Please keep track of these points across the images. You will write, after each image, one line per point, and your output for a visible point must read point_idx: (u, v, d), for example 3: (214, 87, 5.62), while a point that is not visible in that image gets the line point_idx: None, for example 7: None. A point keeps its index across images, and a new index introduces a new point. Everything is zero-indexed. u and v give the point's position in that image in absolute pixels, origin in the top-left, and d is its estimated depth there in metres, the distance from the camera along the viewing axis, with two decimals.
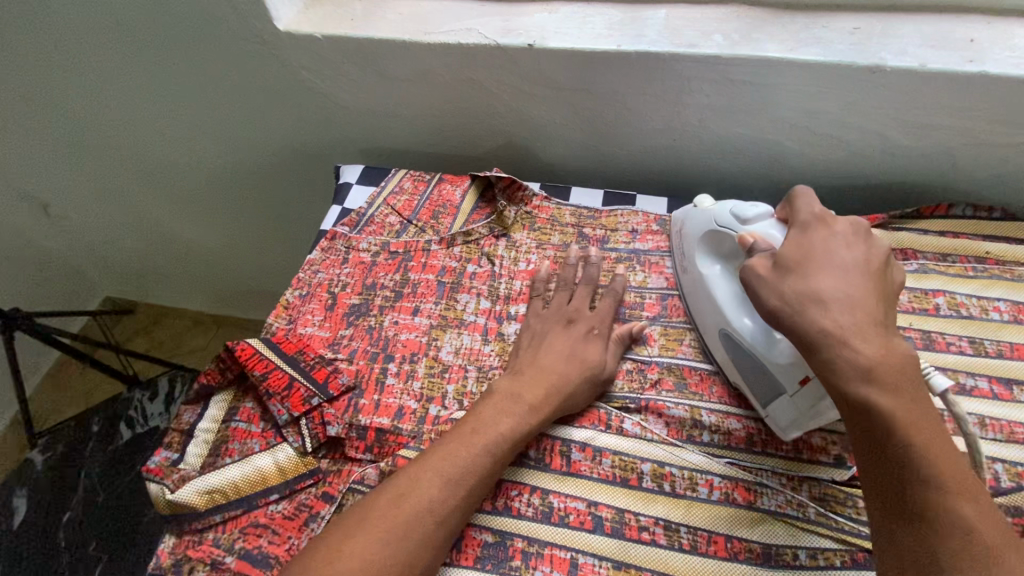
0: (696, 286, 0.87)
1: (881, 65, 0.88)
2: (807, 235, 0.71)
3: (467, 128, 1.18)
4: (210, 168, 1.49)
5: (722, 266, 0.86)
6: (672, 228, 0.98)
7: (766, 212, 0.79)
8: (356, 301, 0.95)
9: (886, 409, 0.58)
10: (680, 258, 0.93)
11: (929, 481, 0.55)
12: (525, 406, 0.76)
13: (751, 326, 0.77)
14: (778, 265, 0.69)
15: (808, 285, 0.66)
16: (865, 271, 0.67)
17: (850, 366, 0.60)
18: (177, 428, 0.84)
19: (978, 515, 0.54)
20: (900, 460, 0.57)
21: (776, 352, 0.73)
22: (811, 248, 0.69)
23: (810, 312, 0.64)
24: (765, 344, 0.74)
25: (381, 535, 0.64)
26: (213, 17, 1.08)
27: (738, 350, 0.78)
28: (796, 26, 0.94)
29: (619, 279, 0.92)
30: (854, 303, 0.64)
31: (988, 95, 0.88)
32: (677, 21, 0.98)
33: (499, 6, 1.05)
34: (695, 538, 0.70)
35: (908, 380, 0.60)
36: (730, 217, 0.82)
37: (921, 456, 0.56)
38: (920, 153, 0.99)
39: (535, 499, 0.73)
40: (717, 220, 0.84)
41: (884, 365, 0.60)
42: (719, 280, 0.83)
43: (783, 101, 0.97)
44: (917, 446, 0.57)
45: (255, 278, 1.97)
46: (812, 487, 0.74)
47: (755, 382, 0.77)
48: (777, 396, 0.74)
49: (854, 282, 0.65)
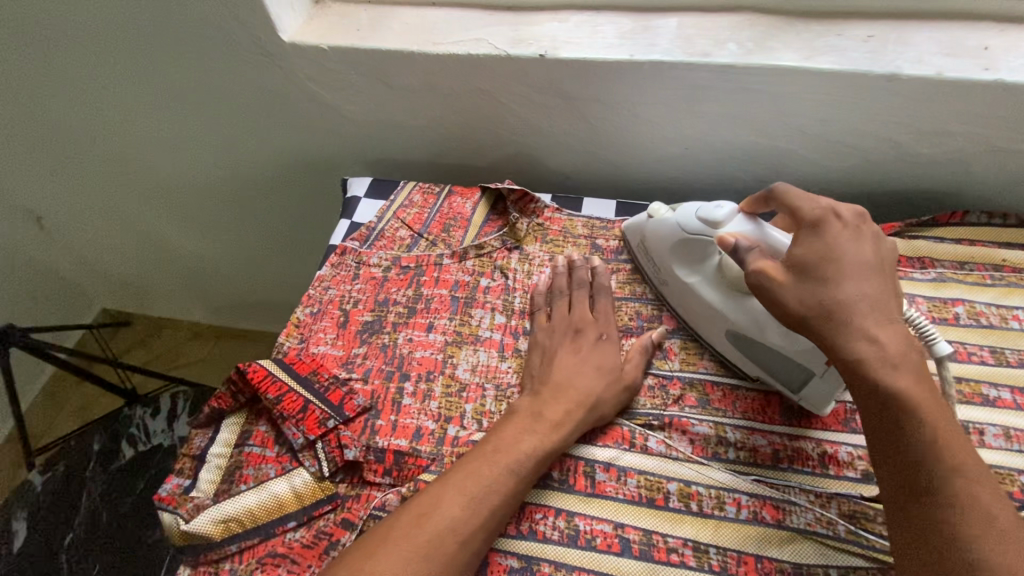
0: (683, 295, 0.88)
1: (897, 74, 0.87)
2: (826, 232, 0.70)
3: (475, 138, 1.16)
4: (211, 180, 1.46)
5: (698, 268, 0.85)
6: (629, 236, 0.97)
7: (731, 210, 0.78)
8: (369, 318, 0.93)
9: (902, 397, 0.59)
10: (653, 269, 0.92)
11: (949, 463, 0.56)
12: (547, 424, 0.75)
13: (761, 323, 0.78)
14: (798, 269, 0.68)
15: (829, 290, 0.65)
16: (881, 269, 0.67)
17: (872, 362, 0.61)
18: (188, 452, 0.82)
19: (993, 496, 0.55)
20: (916, 447, 0.58)
21: (797, 341, 0.74)
22: (831, 247, 0.68)
23: (834, 320, 0.64)
24: (783, 337, 0.75)
25: (405, 560, 0.63)
26: (215, 28, 1.05)
27: (752, 345, 0.80)
28: (810, 35, 0.94)
29: (603, 272, 0.93)
30: (873, 305, 0.64)
31: (1004, 103, 0.87)
32: (689, 30, 0.97)
33: (508, 15, 1.03)
34: (724, 559, 0.69)
35: (922, 369, 0.61)
36: (697, 223, 0.81)
37: (934, 441, 0.57)
38: (934, 160, 0.98)
39: (560, 522, 0.72)
40: (683, 230, 0.83)
41: (902, 355, 0.61)
42: (708, 288, 0.83)
43: (798, 110, 0.96)
44: (932, 432, 0.57)
45: (255, 289, 1.94)
46: (841, 504, 0.72)
47: (777, 371, 0.79)
48: (806, 379, 0.76)
49: (872, 283, 0.66)
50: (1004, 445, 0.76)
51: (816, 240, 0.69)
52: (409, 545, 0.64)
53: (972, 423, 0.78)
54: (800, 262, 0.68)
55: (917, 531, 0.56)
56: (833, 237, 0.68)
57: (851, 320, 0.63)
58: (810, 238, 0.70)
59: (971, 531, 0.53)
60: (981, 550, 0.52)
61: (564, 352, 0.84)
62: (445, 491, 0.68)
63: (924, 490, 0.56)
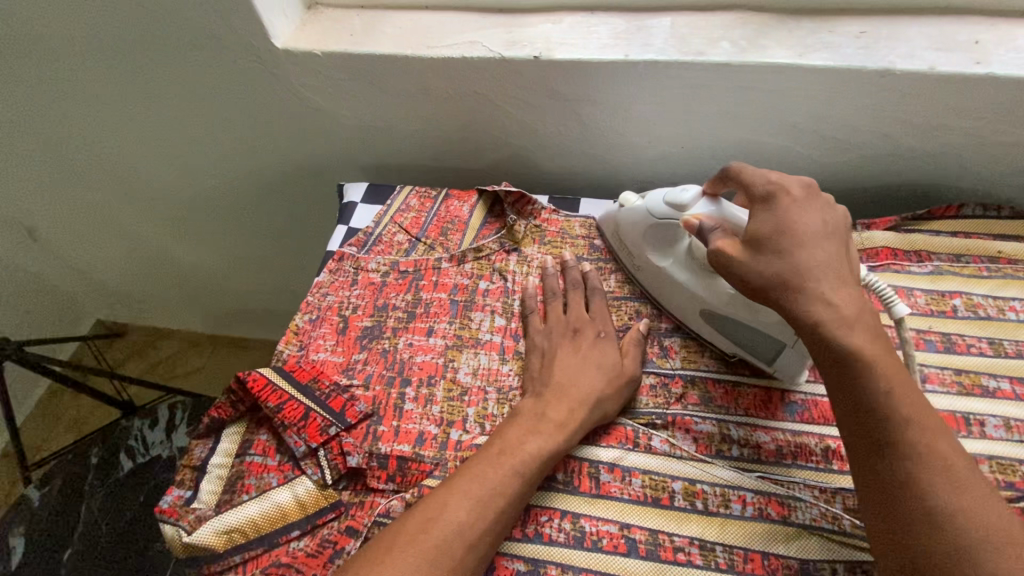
0: (657, 279, 0.90)
1: (890, 69, 0.88)
2: (774, 206, 0.70)
3: (471, 141, 1.16)
4: (206, 188, 1.45)
5: (670, 251, 0.87)
6: (605, 225, 0.99)
7: (694, 192, 0.81)
8: (368, 324, 0.93)
9: (862, 357, 0.60)
10: (629, 256, 0.94)
11: (909, 421, 0.57)
12: (550, 424, 0.74)
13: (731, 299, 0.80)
14: (754, 245, 0.68)
15: (787, 260, 0.66)
16: (831, 234, 0.68)
17: (832, 325, 0.62)
18: (188, 463, 0.81)
19: (950, 447, 0.56)
20: (877, 406, 0.58)
21: (765, 314, 0.76)
22: (783, 219, 0.69)
23: (795, 288, 0.64)
24: (752, 310, 0.77)
25: (413, 564, 0.62)
26: (208, 36, 1.05)
27: (726, 320, 0.82)
28: (802, 32, 0.94)
29: (593, 275, 0.94)
30: (830, 269, 0.65)
31: (996, 96, 0.88)
32: (683, 29, 0.97)
33: (501, 17, 1.04)
34: (731, 557, 0.69)
35: (876, 328, 0.62)
36: (665, 208, 0.84)
37: (891, 400, 0.58)
38: (928, 154, 0.99)
39: (566, 524, 0.71)
40: (652, 215, 0.86)
41: (859, 317, 0.62)
42: (680, 269, 0.86)
43: (793, 106, 0.96)
44: (892, 390, 0.58)
45: (252, 297, 1.93)
46: (846, 498, 0.72)
47: (752, 345, 0.81)
48: (780, 351, 0.78)
49: (826, 248, 0.66)
50: (1005, 436, 0.77)
51: (769, 215, 0.70)
52: (416, 549, 0.63)
53: (972, 414, 0.78)
54: (755, 237, 0.69)
55: (878, 491, 0.57)
56: (784, 208, 0.69)
57: (810, 287, 0.64)
58: (763, 214, 0.70)
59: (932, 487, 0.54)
60: (942, 505, 0.53)
61: (561, 351, 0.84)
62: (449, 490, 0.68)
63: (884, 449, 0.57)
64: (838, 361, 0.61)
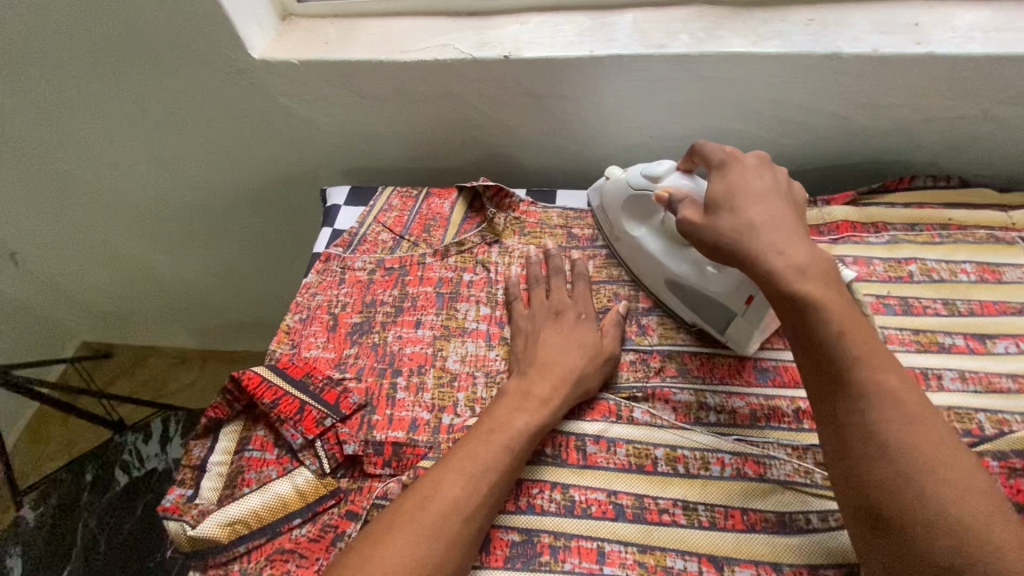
0: (630, 248, 0.96)
1: (838, 53, 0.93)
2: (726, 173, 0.78)
3: (448, 141, 1.20)
4: (189, 201, 1.47)
5: (645, 223, 0.94)
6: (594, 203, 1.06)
7: (670, 166, 0.87)
8: (358, 320, 0.96)
9: (810, 301, 0.65)
10: (610, 227, 1.00)
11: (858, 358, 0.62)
12: (535, 402, 0.78)
13: (687, 270, 0.86)
14: (709, 207, 0.76)
15: (740, 217, 0.73)
16: (779, 196, 0.75)
17: (784, 274, 0.67)
18: (189, 462, 0.83)
19: (901, 383, 0.60)
20: (826, 345, 0.63)
21: (715, 284, 0.83)
22: (734, 184, 0.76)
23: (748, 239, 0.71)
24: (705, 281, 0.84)
25: (413, 538, 0.65)
26: (185, 50, 1.07)
27: (685, 291, 0.88)
28: (756, 22, 1.00)
29: (580, 262, 0.98)
30: (779, 224, 0.71)
31: (937, 73, 0.94)
32: (644, 24, 1.02)
33: (471, 21, 1.08)
34: (713, 515, 0.73)
35: (829, 279, 0.68)
36: (642, 180, 0.90)
37: (841, 341, 0.63)
38: (879, 131, 1.05)
39: (556, 495, 0.75)
40: (631, 186, 0.92)
41: (811, 267, 0.68)
42: (649, 239, 0.92)
43: (751, 92, 1.01)
44: (840, 331, 0.63)
45: (240, 309, 1.94)
46: (816, 454, 0.77)
47: (708, 314, 0.88)
48: (731, 318, 0.84)
49: (774, 207, 0.73)
50: (960, 387, 0.82)
51: (723, 181, 0.77)
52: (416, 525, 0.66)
53: (930, 369, 0.84)
54: (711, 200, 0.76)
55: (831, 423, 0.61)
56: (734, 175, 0.77)
57: (761, 237, 0.70)
58: (718, 180, 0.78)
59: (884, 420, 0.58)
60: (890, 435, 0.57)
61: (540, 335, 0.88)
62: (443, 467, 0.72)
63: (834, 384, 0.62)
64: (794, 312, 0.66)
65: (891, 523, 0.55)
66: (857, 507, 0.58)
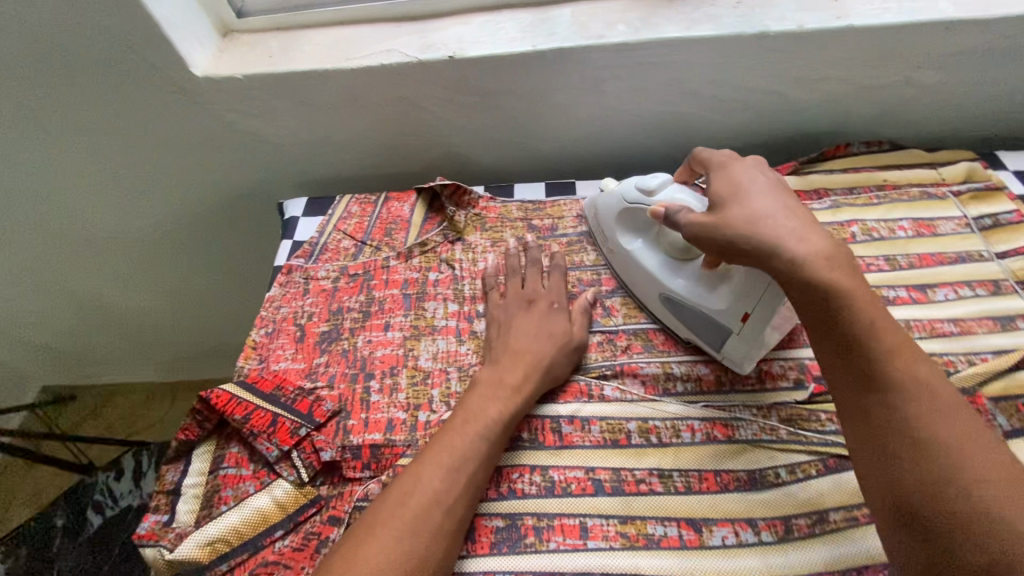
0: (625, 261, 0.94)
1: (765, 32, 0.98)
2: (731, 171, 0.81)
3: (403, 145, 1.21)
4: (142, 229, 1.44)
5: (641, 235, 0.93)
6: (587, 211, 1.05)
7: (665, 179, 0.87)
8: (325, 328, 0.95)
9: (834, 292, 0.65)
10: (603, 240, 0.99)
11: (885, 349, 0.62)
12: (507, 389, 0.79)
13: (686, 284, 0.85)
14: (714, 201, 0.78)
15: (751, 208, 0.74)
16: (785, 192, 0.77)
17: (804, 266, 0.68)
18: (162, 488, 0.81)
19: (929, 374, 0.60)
20: (852, 336, 0.63)
21: (716, 299, 0.81)
22: (739, 180, 0.79)
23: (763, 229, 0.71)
24: (704, 296, 0.83)
25: (397, 532, 0.65)
26: (125, 74, 1.06)
27: (681, 307, 0.86)
28: (687, 8, 1.04)
29: (560, 255, 0.99)
30: (791, 217, 0.73)
31: (858, 45, 1.00)
32: (582, 17, 1.06)
33: (414, 25, 1.09)
34: (688, 479, 0.75)
35: (849, 272, 0.68)
36: (636, 193, 0.90)
37: (867, 333, 0.63)
38: (813, 104, 1.11)
39: (536, 477, 0.77)
40: (626, 197, 0.91)
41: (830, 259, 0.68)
42: (646, 253, 0.91)
43: (689, 75, 1.06)
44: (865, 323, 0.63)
45: (207, 335, 1.90)
46: (780, 411, 0.81)
47: (704, 332, 0.85)
48: (726, 336, 0.82)
49: (783, 201, 0.75)
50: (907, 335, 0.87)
51: (728, 178, 0.80)
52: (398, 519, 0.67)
53: None
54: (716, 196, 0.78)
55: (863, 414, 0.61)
56: (739, 173, 0.80)
57: (771, 227, 0.71)
58: (721, 178, 0.81)
59: (919, 416, 0.58)
60: (924, 426, 0.57)
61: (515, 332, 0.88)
62: (423, 461, 0.72)
63: (865, 374, 0.62)
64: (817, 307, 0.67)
65: (922, 512, 0.54)
66: (886, 503, 0.57)
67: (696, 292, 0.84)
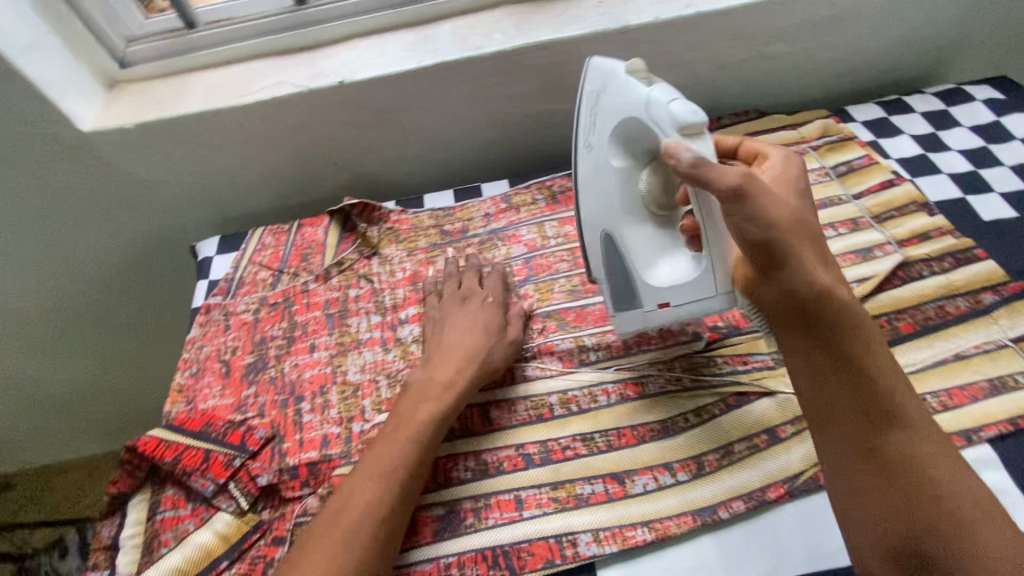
0: (596, 175, 0.78)
1: (626, 26, 1.08)
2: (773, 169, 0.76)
3: (311, 172, 1.23)
4: (51, 297, 1.37)
5: (631, 155, 0.77)
6: (587, 73, 0.79)
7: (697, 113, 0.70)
8: (251, 360, 0.97)
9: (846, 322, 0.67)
10: (587, 129, 0.78)
11: (895, 387, 0.65)
12: (439, 387, 0.82)
13: (637, 233, 0.79)
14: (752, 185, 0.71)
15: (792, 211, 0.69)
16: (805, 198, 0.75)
17: (826, 298, 0.67)
18: (98, 545, 0.81)
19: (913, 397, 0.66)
20: (864, 369, 0.65)
21: (655, 275, 0.79)
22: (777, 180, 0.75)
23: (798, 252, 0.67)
24: (645, 262, 0.79)
25: (342, 533, 0.68)
26: (8, 138, 1.04)
27: (610, 249, 0.80)
28: (557, 12, 1.12)
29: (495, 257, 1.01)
30: (816, 236, 0.71)
31: (710, 28, 1.11)
32: (462, 31, 1.12)
33: (302, 56, 1.13)
34: (608, 439, 0.81)
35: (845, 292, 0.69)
36: (666, 112, 0.71)
37: (876, 368, 0.66)
38: (684, 85, 1.21)
39: (470, 463, 0.81)
40: (648, 108, 0.72)
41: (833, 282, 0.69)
42: (608, 176, 0.78)
43: (566, 73, 1.14)
44: (875, 364, 0.66)
45: (143, 398, 1.81)
46: (683, 362, 0.88)
47: (613, 282, 0.82)
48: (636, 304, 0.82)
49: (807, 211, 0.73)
50: None
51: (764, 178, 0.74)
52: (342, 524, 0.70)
53: None
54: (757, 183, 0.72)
55: (884, 454, 0.63)
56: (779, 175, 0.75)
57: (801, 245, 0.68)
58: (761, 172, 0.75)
59: (923, 458, 0.62)
60: (918, 454, 0.63)
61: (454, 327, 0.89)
62: (366, 465, 0.75)
63: (887, 421, 0.64)
64: (817, 329, 0.67)
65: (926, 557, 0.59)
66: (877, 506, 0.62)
67: (639, 247, 0.79)
